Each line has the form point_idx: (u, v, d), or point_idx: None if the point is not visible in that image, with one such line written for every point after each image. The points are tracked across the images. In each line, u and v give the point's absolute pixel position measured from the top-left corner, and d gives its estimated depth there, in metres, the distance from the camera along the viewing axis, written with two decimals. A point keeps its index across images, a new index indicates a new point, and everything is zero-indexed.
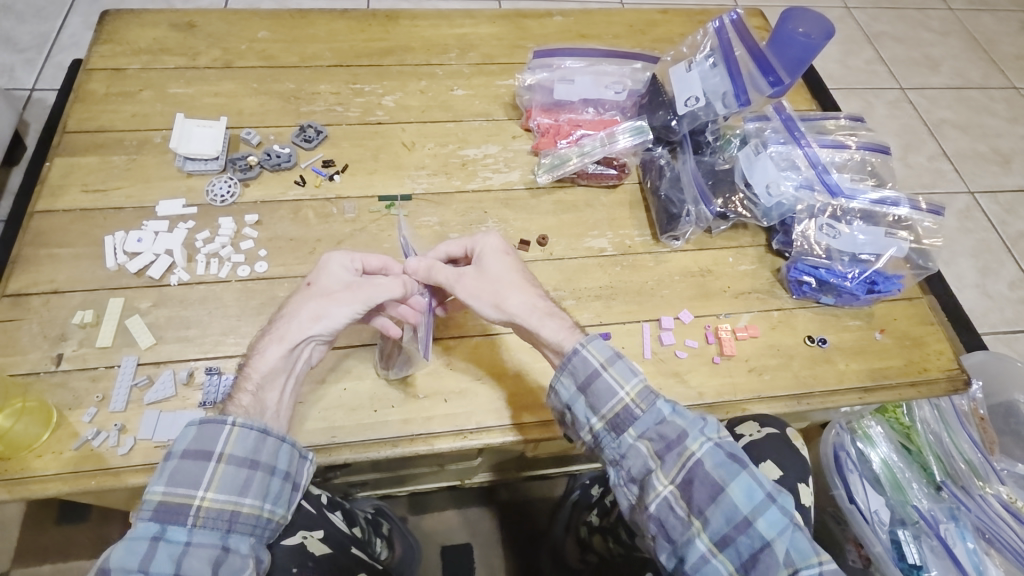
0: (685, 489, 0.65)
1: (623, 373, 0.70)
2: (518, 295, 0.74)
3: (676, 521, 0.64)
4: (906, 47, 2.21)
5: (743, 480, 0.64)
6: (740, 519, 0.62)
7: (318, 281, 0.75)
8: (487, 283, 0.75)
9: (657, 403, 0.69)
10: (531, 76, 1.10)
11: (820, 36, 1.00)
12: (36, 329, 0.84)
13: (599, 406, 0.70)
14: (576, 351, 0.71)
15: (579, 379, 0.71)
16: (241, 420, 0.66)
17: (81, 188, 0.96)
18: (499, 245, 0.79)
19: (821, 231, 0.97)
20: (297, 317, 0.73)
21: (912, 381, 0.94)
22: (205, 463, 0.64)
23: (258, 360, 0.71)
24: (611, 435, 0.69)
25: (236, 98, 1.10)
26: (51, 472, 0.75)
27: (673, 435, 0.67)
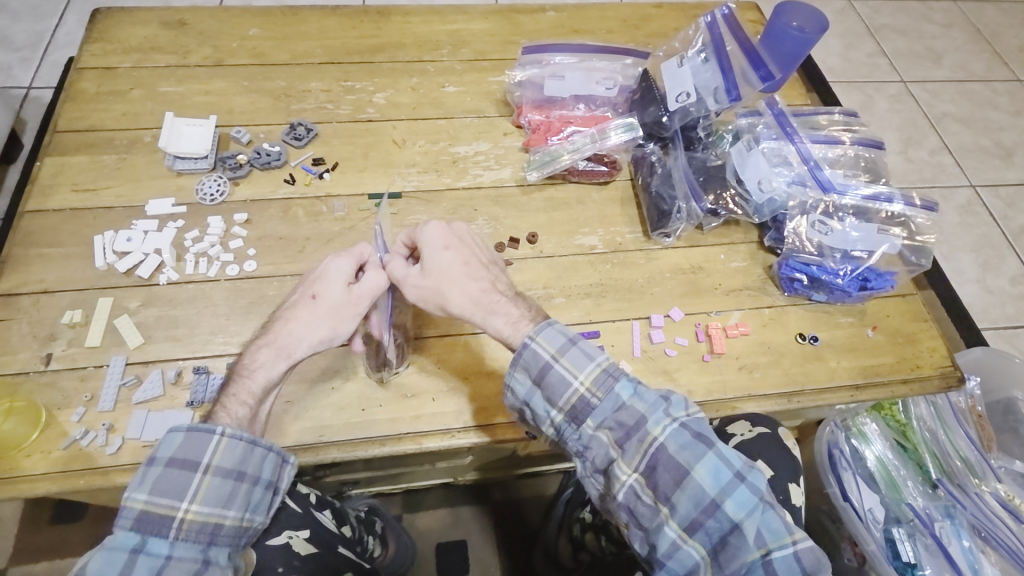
0: (649, 476, 0.65)
1: (577, 362, 0.69)
2: (456, 293, 0.73)
3: (645, 507, 0.65)
4: (909, 40, 2.18)
5: (708, 461, 0.64)
6: (707, 502, 0.63)
7: (323, 294, 0.74)
8: (430, 283, 0.74)
9: (613, 389, 0.69)
10: (520, 72, 1.09)
11: (815, 31, 1.08)
12: (25, 329, 0.84)
13: (555, 400, 0.69)
14: (526, 345, 0.70)
15: (533, 372, 0.70)
16: (231, 431, 0.66)
17: (71, 188, 0.97)
18: (444, 238, 0.75)
19: (813, 227, 0.96)
20: (299, 328, 0.73)
21: (903, 377, 0.93)
22: (190, 473, 0.64)
23: (261, 374, 0.72)
24: (572, 427, 0.69)
25: (226, 96, 1.10)
26: (39, 471, 0.75)
27: (631, 421, 0.67)
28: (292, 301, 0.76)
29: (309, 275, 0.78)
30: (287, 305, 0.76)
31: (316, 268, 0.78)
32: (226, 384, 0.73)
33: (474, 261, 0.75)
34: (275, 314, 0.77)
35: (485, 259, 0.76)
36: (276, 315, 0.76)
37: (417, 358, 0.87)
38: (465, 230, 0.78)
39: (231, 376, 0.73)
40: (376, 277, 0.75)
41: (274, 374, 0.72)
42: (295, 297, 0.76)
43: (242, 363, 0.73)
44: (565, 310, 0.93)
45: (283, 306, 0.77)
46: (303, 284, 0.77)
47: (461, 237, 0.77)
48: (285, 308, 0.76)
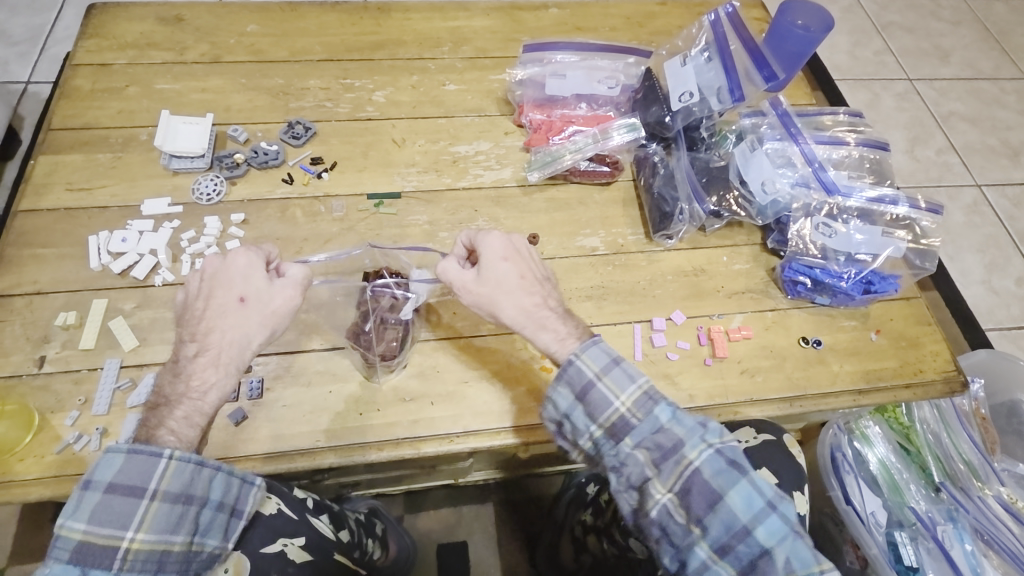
0: (684, 498, 0.61)
1: (619, 382, 0.66)
2: (511, 301, 0.71)
3: (676, 530, 0.61)
4: (915, 38, 2.16)
5: (742, 487, 0.61)
6: (739, 528, 0.59)
7: (251, 295, 0.69)
8: (485, 291, 0.72)
9: (654, 410, 0.65)
10: (522, 70, 1.07)
11: (820, 28, 1.06)
12: (19, 331, 0.83)
13: (594, 417, 0.66)
14: (570, 361, 0.68)
15: (575, 387, 0.67)
16: (178, 454, 0.60)
17: (66, 187, 0.95)
18: (505, 249, 0.74)
19: (817, 230, 0.94)
20: (237, 337, 0.67)
21: (906, 383, 0.89)
22: (135, 500, 0.59)
23: (211, 392, 0.65)
24: (610, 443, 0.66)
25: (224, 93, 1.08)
26: (33, 475, 0.74)
27: (670, 444, 0.63)
28: (207, 307, 0.67)
29: (211, 274, 0.69)
30: (205, 311, 0.67)
31: (220, 266, 0.70)
32: (161, 409, 0.64)
33: (531, 274, 0.73)
34: (187, 324, 0.67)
35: (542, 274, 0.74)
36: (191, 325, 0.67)
37: (415, 361, 0.85)
38: (523, 244, 0.77)
39: (166, 400, 0.65)
40: (300, 270, 0.73)
41: (223, 389, 0.66)
42: (211, 303, 0.68)
43: (177, 386, 0.65)
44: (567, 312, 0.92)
45: (192, 313, 0.67)
46: (211, 286, 0.69)
47: (523, 251, 0.75)
48: (202, 316, 0.67)
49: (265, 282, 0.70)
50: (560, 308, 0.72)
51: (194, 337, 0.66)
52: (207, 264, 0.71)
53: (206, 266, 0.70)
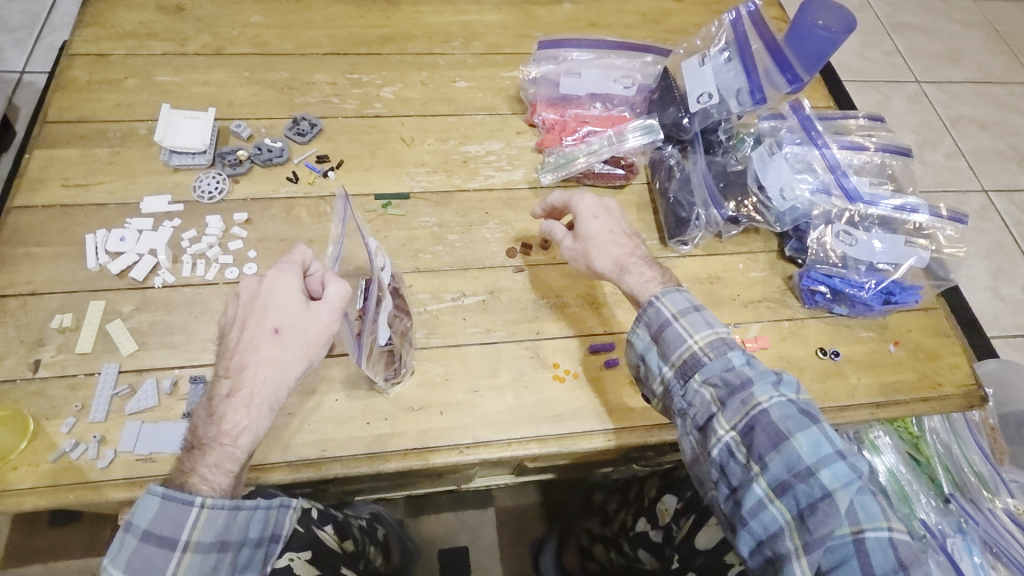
0: (746, 435, 0.65)
1: (695, 324, 0.73)
2: (602, 254, 0.81)
3: (736, 465, 0.65)
4: (927, 39, 2.13)
5: (810, 432, 0.63)
6: (802, 469, 0.62)
7: (283, 328, 0.66)
8: (582, 243, 0.83)
9: (727, 352, 0.71)
10: (536, 67, 1.04)
11: (841, 28, 0.91)
12: (12, 333, 0.80)
13: (668, 354, 0.73)
14: (650, 303, 0.76)
15: (652, 328, 0.75)
16: (210, 502, 0.62)
17: (62, 182, 0.92)
18: (592, 208, 0.84)
19: (837, 238, 0.91)
20: (270, 374, 0.65)
21: (924, 396, 0.86)
22: (170, 548, 0.61)
23: (243, 435, 0.64)
24: (680, 382, 0.72)
25: (227, 87, 1.05)
26: (27, 485, 0.71)
27: (738, 382, 0.68)
28: (241, 339, 0.66)
29: (245, 300, 0.67)
30: (239, 344, 0.66)
31: (254, 292, 0.67)
32: (197, 450, 0.64)
33: (616, 229, 0.83)
34: (224, 356, 0.66)
35: (627, 228, 0.84)
36: (227, 359, 0.66)
37: (424, 369, 0.83)
38: (613, 205, 0.85)
39: (201, 440, 0.64)
40: (340, 289, 0.67)
41: (257, 429, 0.65)
42: (245, 334, 0.66)
43: (212, 426, 0.64)
44: (581, 319, 0.89)
45: (229, 344, 0.66)
46: (245, 316, 0.66)
47: (611, 212, 0.84)
48: (236, 350, 0.65)
49: (299, 308, 0.67)
50: (643, 258, 0.82)
51: (228, 373, 0.65)
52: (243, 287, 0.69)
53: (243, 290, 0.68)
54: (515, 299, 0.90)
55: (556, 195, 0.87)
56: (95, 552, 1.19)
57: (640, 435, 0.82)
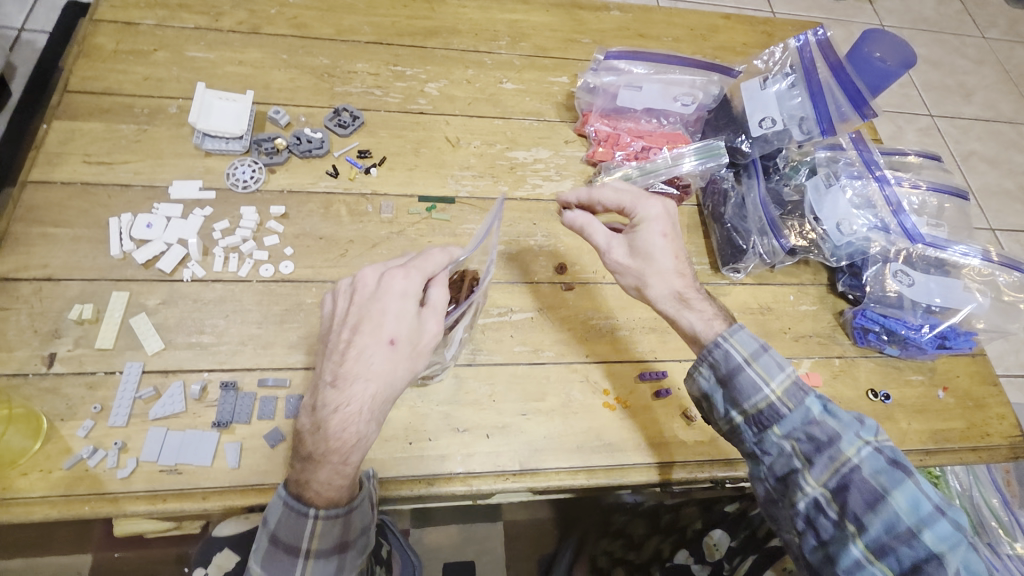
0: (839, 494, 0.59)
1: (769, 369, 0.66)
2: (661, 279, 0.75)
3: (826, 522, 0.59)
4: (940, 73, 2.13)
5: (908, 489, 0.58)
6: (903, 530, 0.56)
7: (400, 334, 0.61)
8: (636, 261, 0.76)
9: (806, 401, 0.64)
10: (594, 76, 0.98)
11: (897, 64, 1.00)
12: (24, 322, 0.73)
13: (739, 401, 0.67)
14: (718, 343, 0.69)
15: (720, 371, 0.68)
16: (324, 512, 0.59)
17: (83, 158, 0.85)
18: (661, 219, 0.76)
19: (895, 277, 0.91)
20: (380, 386, 0.60)
21: (972, 446, 0.89)
22: (293, 559, 0.60)
23: (354, 452, 0.58)
24: (753, 429, 0.66)
25: (263, 69, 0.98)
26: (37, 494, 0.65)
27: (825, 438, 0.61)
28: (352, 343, 0.61)
29: (361, 300, 0.63)
30: (348, 348, 0.61)
31: (373, 292, 0.63)
32: (306, 464, 0.59)
33: (679, 255, 0.76)
34: (331, 358, 0.61)
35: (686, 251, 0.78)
36: (333, 363, 0.60)
37: (469, 388, 0.79)
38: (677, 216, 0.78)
39: (309, 456, 0.59)
40: (443, 295, 0.66)
41: (367, 444, 0.59)
42: (355, 337, 0.61)
43: (319, 442, 0.58)
44: (629, 344, 0.86)
45: (337, 346, 0.62)
46: (360, 318, 0.62)
47: (676, 227, 0.77)
48: (345, 356, 0.60)
49: (412, 316, 0.63)
50: (701, 291, 0.75)
51: (336, 380, 0.59)
52: (359, 286, 0.64)
53: (359, 288, 0.64)
54: (563, 317, 0.86)
55: (611, 189, 0.79)
56: (83, 549, 1.12)
57: (688, 470, 0.79)
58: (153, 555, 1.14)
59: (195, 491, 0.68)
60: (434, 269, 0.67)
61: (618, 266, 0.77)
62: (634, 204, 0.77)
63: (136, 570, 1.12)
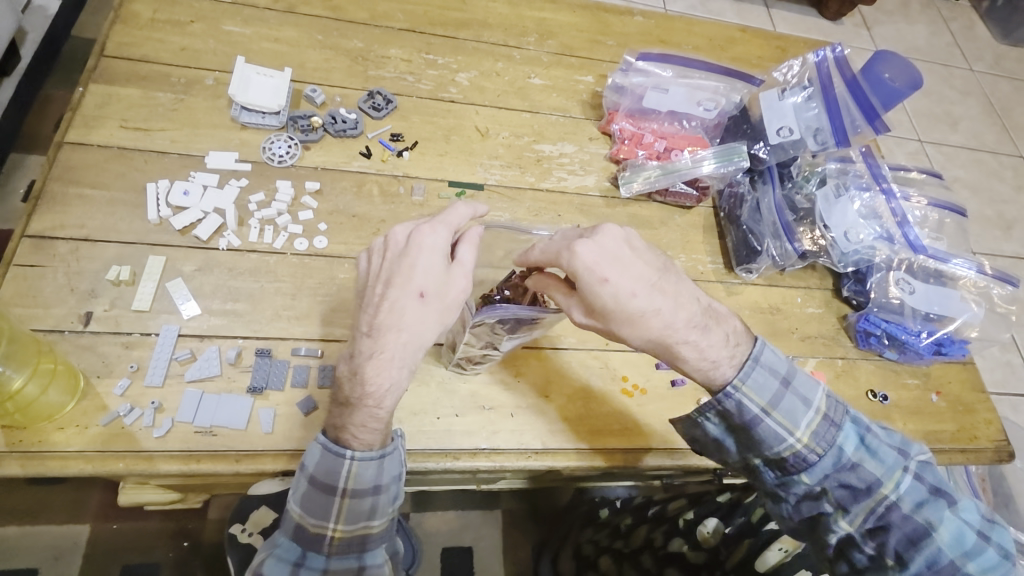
0: (876, 532, 0.62)
1: (791, 418, 0.64)
2: (632, 330, 0.62)
3: (863, 557, 0.62)
4: (930, 101, 2.15)
5: (949, 523, 0.61)
6: (943, 562, 0.60)
7: (429, 288, 0.61)
8: (596, 320, 0.64)
9: (836, 443, 0.64)
10: (623, 76, 1.04)
11: (905, 85, 0.97)
12: (61, 280, 0.74)
13: (759, 449, 0.66)
14: (729, 394, 0.65)
15: (737, 421, 0.66)
16: (359, 454, 0.61)
17: (120, 123, 0.85)
18: (594, 263, 0.60)
19: (898, 285, 0.97)
20: (413, 337, 0.60)
21: (961, 447, 0.94)
22: (329, 497, 0.61)
23: (387, 397, 0.60)
24: (777, 474, 0.66)
25: (298, 48, 0.99)
26: (73, 448, 0.66)
27: (859, 483, 0.63)
28: (385, 297, 0.61)
29: (393, 256, 0.63)
30: (382, 301, 0.62)
31: (401, 250, 0.63)
32: (343, 408, 0.61)
33: (637, 291, 0.61)
34: (365, 312, 0.62)
35: (658, 273, 0.63)
36: (369, 315, 0.61)
37: (495, 369, 0.81)
38: (621, 236, 0.63)
39: (346, 401, 0.61)
40: (472, 251, 0.65)
41: (399, 391, 0.61)
42: (389, 292, 0.62)
43: (356, 386, 0.60)
44: None
45: (372, 299, 0.62)
46: (392, 273, 0.62)
47: (622, 259, 0.61)
48: (380, 308, 0.61)
49: (441, 271, 0.63)
50: (690, 323, 0.63)
51: (371, 331, 0.60)
52: (391, 242, 0.64)
53: (391, 244, 0.64)
54: None
55: (537, 251, 0.65)
56: (78, 519, 1.09)
57: (700, 457, 0.83)
58: (151, 528, 1.11)
59: (228, 453, 0.69)
60: (460, 223, 0.66)
61: (585, 326, 0.66)
62: (559, 258, 0.63)
63: (130, 543, 1.10)
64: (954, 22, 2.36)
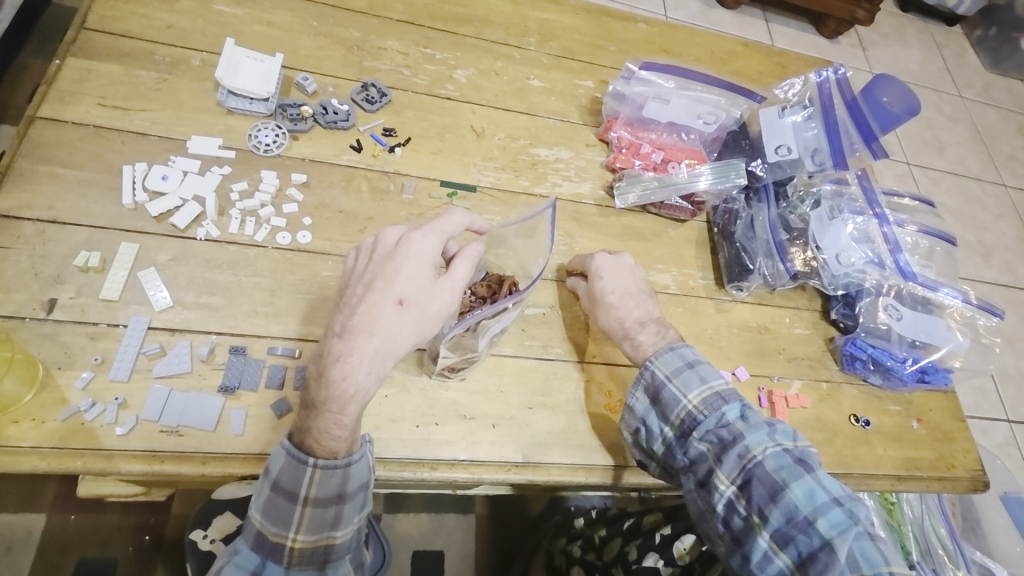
0: (746, 488, 0.65)
1: (688, 382, 0.73)
2: (607, 314, 0.81)
3: (738, 519, 0.65)
4: (918, 125, 2.17)
5: (804, 481, 0.63)
6: (799, 518, 0.61)
7: (410, 295, 0.60)
8: (589, 302, 0.84)
9: (721, 407, 0.71)
10: (625, 84, 1.02)
11: (902, 108, 0.96)
12: (25, 263, 0.70)
13: (665, 415, 0.74)
14: (645, 366, 0.76)
15: (649, 390, 0.75)
16: (323, 461, 0.59)
17: (98, 101, 0.81)
18: (604, 266, 0.83)
19: (886, 311, 0.97)
20: (387, 344, 0.59)
21: (939, 475, 0.94)
22: (291, 506, 0.58)
23: (352, 402, 0.57)
24: (680, 441, 0.72)
25: (291, 33, 0.95)
26: (28, 444, 0.62)
27: (731, 437, 0.68)
28: (363, 298, 0.59)
29: (379, 257, 0.62)
30: (360, 303, 0.59)
31: (388, 250, 0.62)
32: (309, 411, 0.59)
33: (625, 290, 0.82)
34: (342, 312, 0.60)
35: (641, 288, 0.83)
36: (344, 316, 0.59)
37: (478, 377, 0.79)
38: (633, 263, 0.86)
39: (312, 404, 0.58)
40: (466, 267, 0.63)
41: (366, 397, 0.59)
42: (367, 294, 0.60)
43: (322, 388, 0.57)
44: None
45: (351, 299, 0.60)
46: (374, 275, 0.60)
47: (624, 271, 0.84)
48: (355, 310, 0.59)
49: (426, 280, 0.61)
50: (647, 320, 0.81)
51: (344, 332, 0.58)
52: (379, 243, 0.63)
53: (379, 246, 0.63)
54: (574, 316, 0.87)
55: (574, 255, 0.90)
56: (34, 509, 1.05)
57: None
58: (108, 523, 1.07)
59: (194, 454, 0.66)
60: (452, 230, 0.65)
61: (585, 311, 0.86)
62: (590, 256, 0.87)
63: (86, 537, 1.05)
64: (947, 48, 2.38)
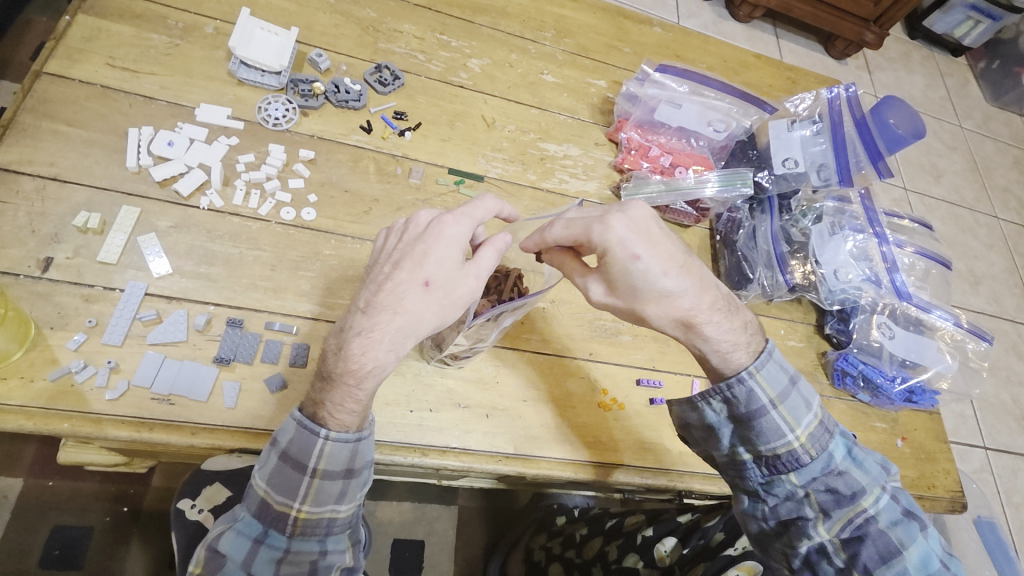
0: (850, 544, 0.62)
1: (794, 414, 0.66)
2: (658, 308, 0.63)
3: (829, 567, 0.62)
4: (917, 151, 2.20)
5: (919, 545, 0.62)
6: None
7: (437, 280, 0.59)
8: (621, 295, 0.64)
9: (827, 448, 0.66)
10: (638, 87, 1.03)
11: (909, 133, 0.99)
12: (22, 219, 0.69)
13: (755, 441, 0.66)
14: (742, 382, 0.66)
15: (739, 410, 0.67)
16: (335, 434, 0.58)
17: (106, 61, 0.80)
18: (627, 237, 0.61)
19: (880, 329, 0.99)
20: (409, 324, 0.58)
21: (919, 494, 0.96)
22: (299, 476, 0.58)
23: (369, 377, 0.57)
24: (763, 470, 0.67)
25: (307, 9, 0.94)
26: (14, 402, 0.61)
27: (844, 491, 0.64)
28: (390, 277, 0.59)
29: (409, 239, 0.61)
30: (387, 280, 0.59)
31: (422, 231, 0.61)
32: (326, 382, 0.58)
33: (668, 262, 0.62)
34: (368, 287, 0.59)
35: (682, 253, 0.64)
36: (370, 292, 0.59)
37: (475, 366, 0.79)
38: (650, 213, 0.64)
39: (329, 375, 0.58)
40: (492, 256, 0.61)
41: (383, 373, 0.58)
42: (395, 273, 0.59)
43: (340, 360, 0.57)
44: (630, 349, 0.88)
45: (377, 277, 0.60)
46: (402, 255, 0.60)
47: (652, 231, 0.62)
48: (382, 286, 0.58)
49: (454, 265, 0.60)
50: (711, 307, 0.65)
51: (367, 307, 0.58)
52: (411, 225, 0.62)
53: (410, 227, 0.62)
54: (573, 312, 0.87)
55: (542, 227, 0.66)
56: (11, 472, 1.03)
57: (670, 478, 0.82)
58: (86, 490, 1.05)
59: (185, 424, 0.65)
60: (484, 218, 0.63)
61: (603, 303, 0.66)
62: (588, 229, 0.62)
63: (63, 504, 1.03)
64: (950, 77, 2.41)
